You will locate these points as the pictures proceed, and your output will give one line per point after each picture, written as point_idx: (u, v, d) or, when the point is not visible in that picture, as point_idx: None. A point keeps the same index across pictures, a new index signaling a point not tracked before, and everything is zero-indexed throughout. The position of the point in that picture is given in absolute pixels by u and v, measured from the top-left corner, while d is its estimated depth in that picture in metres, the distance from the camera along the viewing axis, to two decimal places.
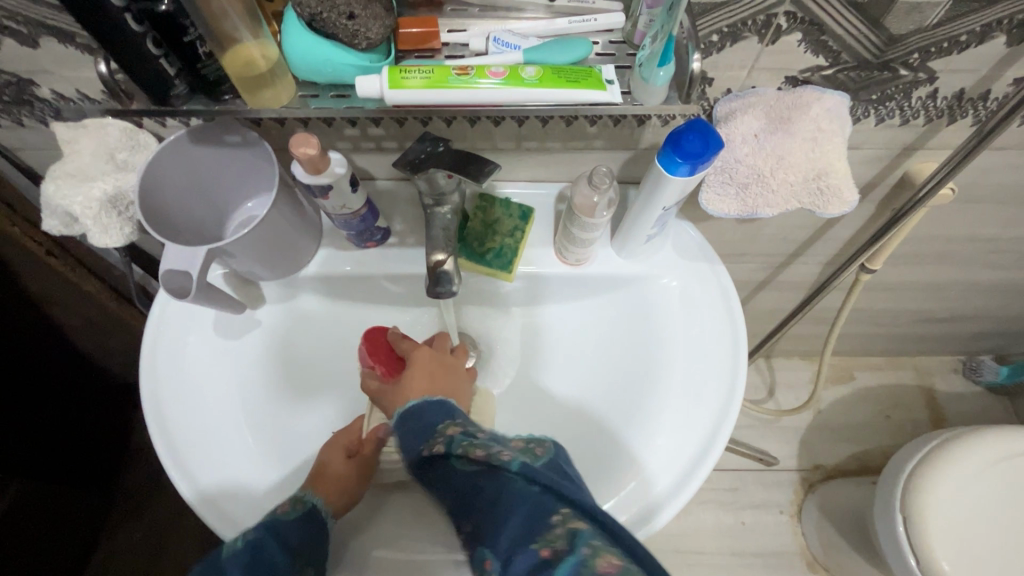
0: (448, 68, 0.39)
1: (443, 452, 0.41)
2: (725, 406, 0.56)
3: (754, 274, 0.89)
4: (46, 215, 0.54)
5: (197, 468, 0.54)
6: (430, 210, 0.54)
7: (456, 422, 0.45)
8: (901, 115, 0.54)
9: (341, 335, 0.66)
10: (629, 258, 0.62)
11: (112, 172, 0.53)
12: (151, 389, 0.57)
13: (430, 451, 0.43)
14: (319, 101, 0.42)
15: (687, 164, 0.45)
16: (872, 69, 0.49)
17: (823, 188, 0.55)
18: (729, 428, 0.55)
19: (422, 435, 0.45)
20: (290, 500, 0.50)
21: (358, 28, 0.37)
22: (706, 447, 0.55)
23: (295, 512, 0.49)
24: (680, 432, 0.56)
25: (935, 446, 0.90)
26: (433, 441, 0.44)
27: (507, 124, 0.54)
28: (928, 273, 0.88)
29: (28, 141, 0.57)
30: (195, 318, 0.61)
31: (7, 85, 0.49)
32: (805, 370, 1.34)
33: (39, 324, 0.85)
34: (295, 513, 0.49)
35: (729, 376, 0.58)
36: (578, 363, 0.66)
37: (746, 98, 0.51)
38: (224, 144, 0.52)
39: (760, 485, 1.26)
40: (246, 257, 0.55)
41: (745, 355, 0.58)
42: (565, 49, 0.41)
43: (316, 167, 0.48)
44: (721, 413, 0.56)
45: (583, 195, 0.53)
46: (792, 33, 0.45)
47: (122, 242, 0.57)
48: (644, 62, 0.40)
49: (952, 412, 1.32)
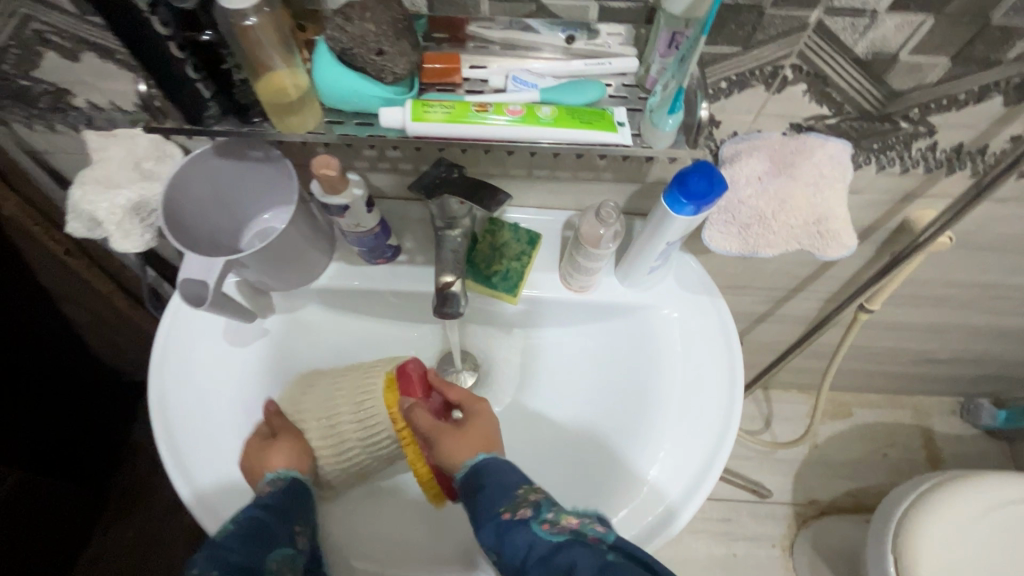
0: (468, 104, 0.41)
1: (527, 516, 0.44)
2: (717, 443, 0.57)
3: (753, 307, 0.90)
4: (72, 218, 0.55)
5: (199, 473, 0.55)
6: (441, 232, 0.55)
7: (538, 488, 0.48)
8: (902, 164, 0.56)
9: (346, 348, 0.68)
10: (631, 287, 0.64)
11: (138, 181, 0.55)
12: (159, 394, 0.58)
13: (515, 514, 0.45)
14: (342, 128, 0.43)
15: (692, 204, 0.47)
16: (874, 121, 0.51)
17: (822, 232, 0.56)
18: (719, 464, 0.56)
19: (502, 499, 0.46)
20: (272, 478, 0.51)
21: (386, 64, 0.39)
22: (696, 484, 0.56)
23: (278, 486, 0.51)
24: (672, 466, 0.57)
25: (928, 488, 0.90)
26: (516, 503, 0.46)
27: (519, 153, 0.57)
28: (927, 315, 0.89)
29: (58, 146, 0.59)
30: (207, 325, 0.62)
31: (44, 93, 0.52)
32: (803, 403, 1.34)
33: (52, 320, 0.86)
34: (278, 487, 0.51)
35: (723, 413, 0.59)
36: (577, 387, 0.67)
37: (751, 141, 0.52)
38: (247, 160, 0.55)
39: (752, 517, 1.26)
40: (260, 268, 0.56)
41: (741, 393, 0.59)
42: (580, 90, 0.43)
43: (334, 187, 0.50)
44: (713, 450, 0.57)
45: (589, 225, 0.55)
46: (798, 83, 0.47)
47: (141, 246, 0.59)
48: (655, 108, 0.42)
49: (948, 454, 1.32)
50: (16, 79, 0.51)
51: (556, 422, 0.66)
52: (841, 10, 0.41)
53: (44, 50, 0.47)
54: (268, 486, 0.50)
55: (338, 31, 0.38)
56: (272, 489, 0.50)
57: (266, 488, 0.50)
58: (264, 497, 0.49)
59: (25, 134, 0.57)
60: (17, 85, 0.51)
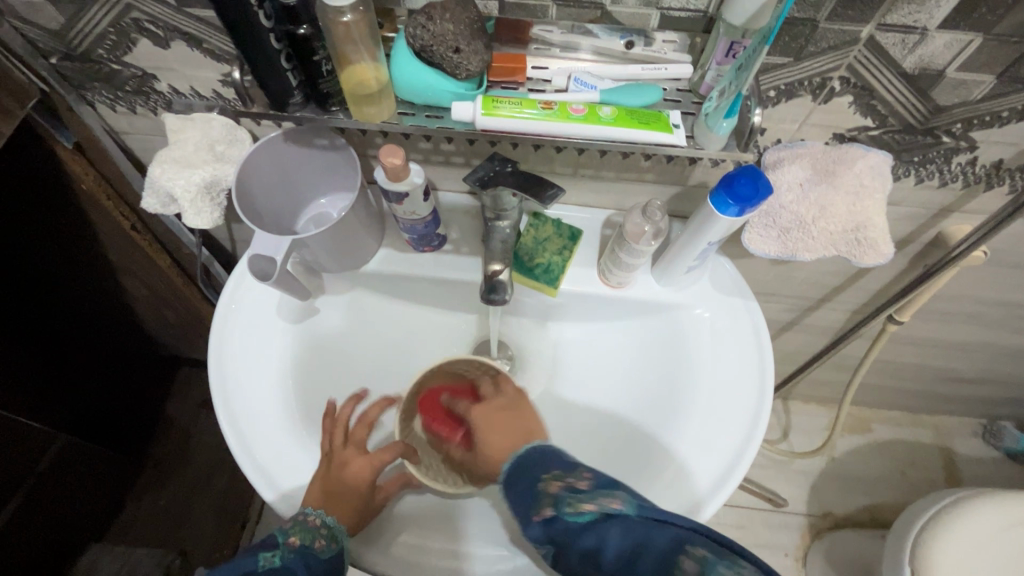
0: (534, 101, 0.44)
1: (552, 510, 0.43)
2: (740, 452, 0.59)
3: (780, 315, 0.92)
4: (148, 193, 0.59)
5: (255, 441, 0.59)
6: (491, 223, 0.58)
7: (557, 474, 0.46)
8: (940, 178, 0.57)
9: (390, 331, 0.71)
10: (666, 286, 0.66)
11: (211, 162, 0.59)
12: (218, 365, 0.62)
13: (541, 511, 0.43)
14: (414, 119, 0.46)
15: (737, 206, 0.49)
16: (916, 134, 0.53)
17: (859, 239, 0.58)
18: (740, 473, 0.58)
19: (526, 496, 0.45)
20: (325, 538, 0.51)
21: (461, 62, 0.42)
22: (715, 489, 0.57)
23: (326, 552, 0.50)
24: (693, 470, 0.59)
25: (948, 504, 0.91)
26: (538, 501, 0.44)
27: (568, 151, 0.59)
28: (954, 332, 0.90)
29: (137, 126, 0.64)
30: (263, 302, 0.66)
31: (132, 77, 0.56)
32: (822, 416, 1.35)
33: (108, 293, 0.91)
34: (327, 553, 0.50)
35: (748, 424, 0.60)
36: (608, 381, 0.69)
37: (794, 149, 0.54)
38: (313, 147, 0.59)
39: (766, 525, 1.27)
40: (320, 249, 0.60)
41: (769, 404, 0.60)
42: (637, 93, 0.46)
43: (397, 175, 0.53)
44: (735, 459, 0.58)
45: (633, 223, 0.58)
46: (844, 95, 0.49)
47: (210, 224, 0.62)
48: (710, 113, 0.45)
49: (968, 475, 1.31)
50: (109, 63, 0.55)
51: (585, 418, 0.68)
52: (892, 26, 0.43)
53: (139, 37, 0.52)
54: (320, 544, 0.50)
55: (420, 30, 0.41)
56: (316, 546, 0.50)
57: (316, 546, 0.50)
58: (312, 555, 0.49)
59: (110, 114, 0.62)
60: (109, 68, 0.56)
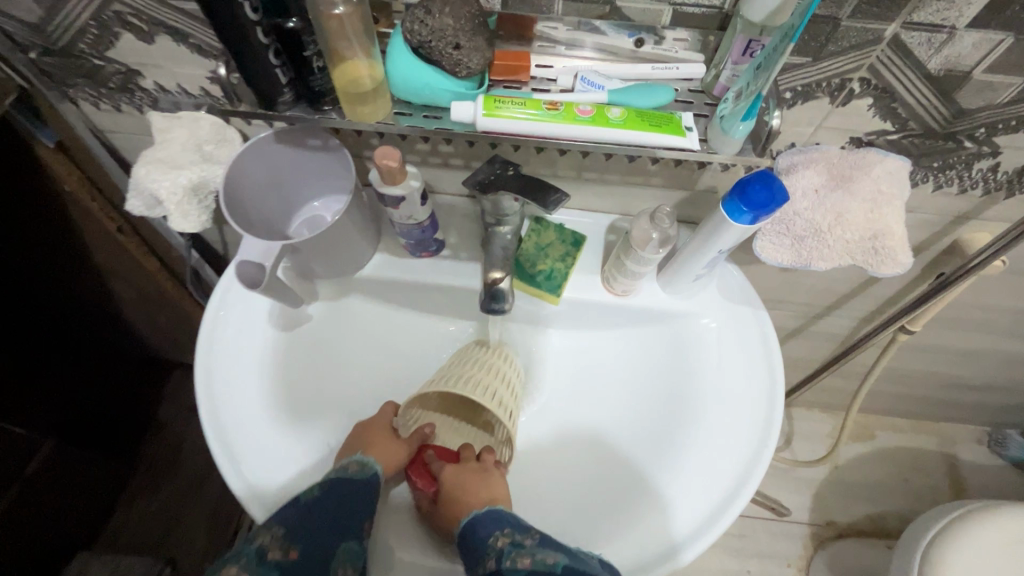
0: (538, 101, 0.42)
1: (495, 564, 0.46)
2: (733, 493, 0.55)
3: (786, 322, 0.89)
4: (132, 195, 0.57)
5: (243, 457, 0.56)
6: (491, 229, 0.56)
7: (508, 532, 0.50)
8: (960, 184, 0.55)
9: (387, 339, 0.69)
10: (674, 295, 0.64)
11: (198, 163, 0.56)
12: (205, 373, 0.59)
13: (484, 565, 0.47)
14: (411, 120, 0.44)
15: (751, 213, 0.47)
16: (937, 139, 0.50)
17: (876, 248, 0.55)
18: (731, 516, 0.55)
19: (475, 549, 0.49)
20: (359, 462, 0.54)
21: (462, 58, 0.40)
22: (704, 528, 0.54)
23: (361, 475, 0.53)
24: (685, 504, 0.56)
25: (957, 517, 0.89)
26: (485, 554, 0.48)
27: (571, 154, 0.57)
28: (964, 340, 0.87)
29: (122, 125, 0.61)
30: (254, 307, 0.63)
31: (116, 73, 0.54)
32: (825, 423, 1.32)
33: (93, 297, 0.88)
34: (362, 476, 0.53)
35: (745, 463, 0.57)
36: (610, 392, 0.67)
37: (809, 154, 0.52)
38: (306, 148, 0.56)
39: (768, 534, 1.24)
40: (313, 254, 0.58)
41: (771, 446, 0.57)
42: (647, 93, 0.43)
43: (393, 178, 0.50)
44: (728, 500, 0.55)
45: (641, 229, 0.55)
46: (864, 97, 0.47)
47: (197, 227, 0.60)
48: (726, 116, 0.42)
49: (974, 484, 1.29)
50: (91, 58, 0.52)
51: (579, 435, 0.65)
52: (918, 24, 0.41)
53: (122, 31, 0.49)
54: (355, 469, 0.53)
55: (418, 24, 0.38)
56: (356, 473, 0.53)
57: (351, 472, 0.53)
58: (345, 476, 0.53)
59: (93, 112, 0.59)
60: (90, 64, 0.53)
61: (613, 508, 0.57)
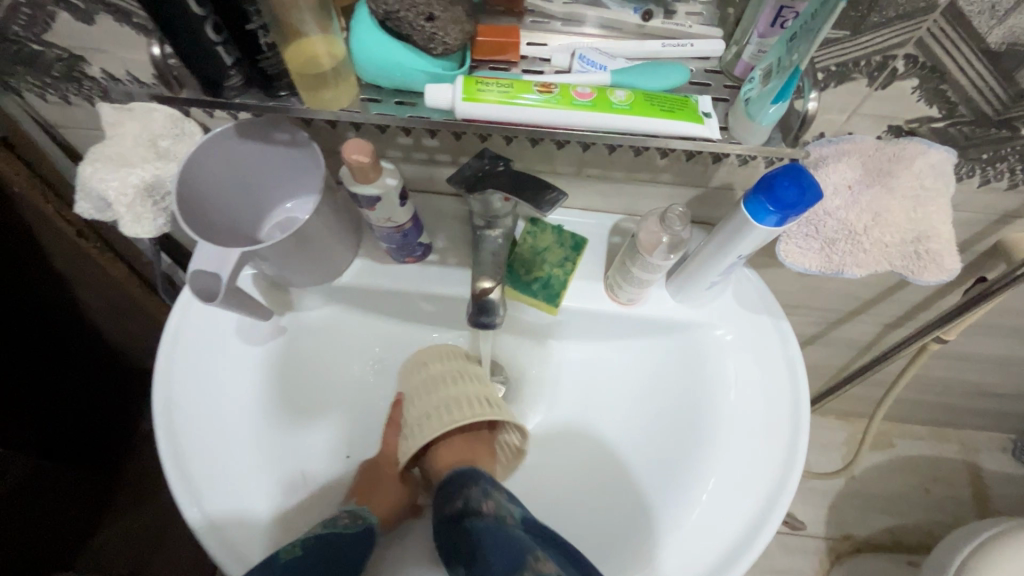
0: (529, 83, 0.35)
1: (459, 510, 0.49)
2: (755, 527, 0.49)
3: (804, 328, 0.82)
4: (80, 197, 0.51)
5: (206, 491, 0.50)
6: (480, 232, 0.50)
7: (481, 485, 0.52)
8: (1011, 178, 0.48)
9: (370, 352, 0.62)
10: (685, 303, 0.58)
11: (153, 160, 0.50)
12: (164, 394, 0.53)
13: (450, 509, 0.50)
14: (381, 107, 0.38)
15: (778, 213, 0.40)
16: (989, 126, 0.44)
17: (919, 252, 0.49)
18: (753, 553, 0.49)
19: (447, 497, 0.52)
20: (351, 514, 0.50)
21: (436, 32, 0.34)
22: (722, 567, 0.49)
23: (353, 527, 0.49)
24: (702, 538, 0.50)
25: (990, 537, 0.82)
26: (454, 499, 0.51)
27: (571, 147, 0.51)
28: (999, 347, 0.81)
29: (72, 119, 0.55)
30: (219, 319, 0.57)
31: (57, 60, 0.48)
32: (841, 431, 1.25)
33: (60, 305, 0.82)
34: (353, 529, 0.49)
35: (768, 492, 0.51)
36: (615, 408, 0.60)
37: (841, 144, 0.45)
38: (273, 142, 0.50)
39: (781, 549, 1.18)
40: (282, 262, 0.52)
41: (797, 473, 0.51)
42: (659, 74, 0.37)
43: (366, 176, 0.44)
44: (749, 534, 0.49)
45: (649, 232, 0.49)
46: (908, 78, 0.40)
47: (154, 232, 0.54)
48: (753, 98, 0.36)
49: (999, 496, 1.22)
50: (28, 43, 0.47)
51: (582, 456, 0.59)
52: None
53: (57, 10, 0.43)
54: (346, 521, 0.49)
55: None
56: (348, 523, 0.49)
57: (342, 522, 0.49)
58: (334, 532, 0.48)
59: (39, 105, 0.53)
60: (28, 50, 0.47)
61: (619, 542, 0.52)
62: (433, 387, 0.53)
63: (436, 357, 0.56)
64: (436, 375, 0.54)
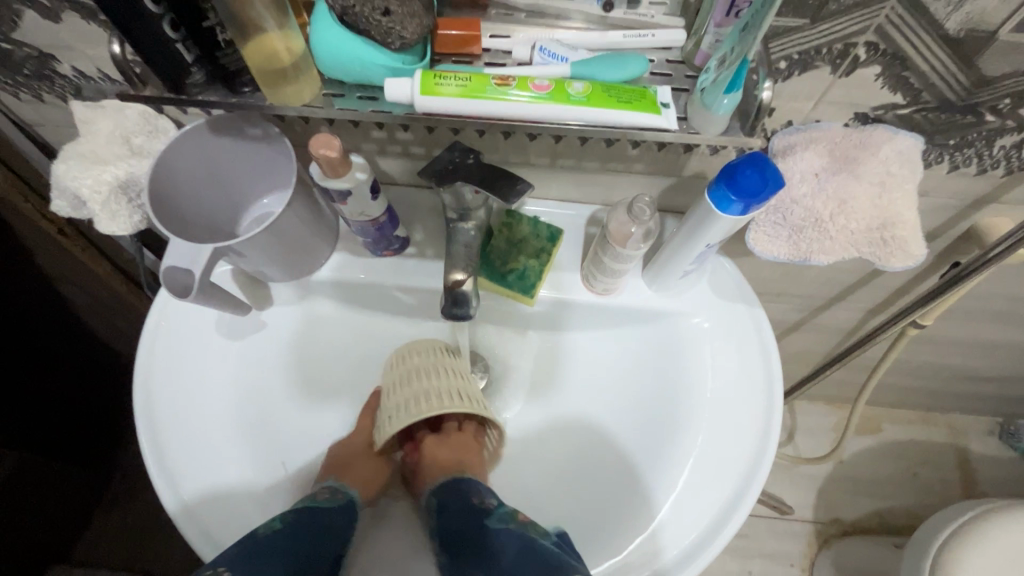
0: (487, 76, 0.36)
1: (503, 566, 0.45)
2: (728, 511, 0.50)
3: (787, 315, 0.83)
4: (55, 195, 0.51)
5: (188, 487, 0.51)
6: (453, 224, 0.50)
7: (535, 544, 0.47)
8: (979, 163, 0.49)
9: (351, 344, 0.63)
10: (660, 292, 0.58)
11: (126, 157, 0.50)
12: (145, 389, 0.54)
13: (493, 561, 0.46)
14: (344, 102, 0.39)
15: (741, 202, 0.41)
16: (954, 112, 0.44)
17: (885, 239, 0.49)
18: (726, 536, 0.50)
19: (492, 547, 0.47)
20: (330, 489, 0.51)
21: (393, 26, 0.34)
22: (695, 551, 0.49)
23: (332, 501, 0.50)
24: (676, 521, 0.51)
25: (972, 518, 0.83)
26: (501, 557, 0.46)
27: (543, 139, 0.51)
28: (979, 331, 0.81)
29: (47, 117, 0.55)
30: (199, 315, 0.58)
31: (27, 58, 0.47)
32: (830, 417, 1.26)
33: (46, 303, 0.83)
34: (333, 502, 0.50)
35: (741, 476, 0.52)
36: (594, 396, 0.61)
37: (809, 132, 0.46)
38: (245, 137, 0.50)
39: (770, 534, 1.20)
40: (258, 257, 0.52)
41: (770, 456, 0.52)
42: (618, 64, 0.37)
43: (335, 170, 0.45)
44: (722, 518, 0.50)
45: (619, 222, 0.49)
46: (871, 66, 0.40)
47: (130, 229, 0.54)
48: (707, 88, 0.36)
49: (985, 478, 1.24)
50: None
51: (561, 445, 0.60)
52: None
53: (23, 8, 0.43)
54: (325, 496, 0.50)
55: None
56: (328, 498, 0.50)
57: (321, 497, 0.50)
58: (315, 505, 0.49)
59: (13, 103, 0.53)
60: None
61: (596, 527, 0.53)
62: (419, 376, 0.53)
63: (416, 351, 0.57)
64: (419, 366, 0.54)
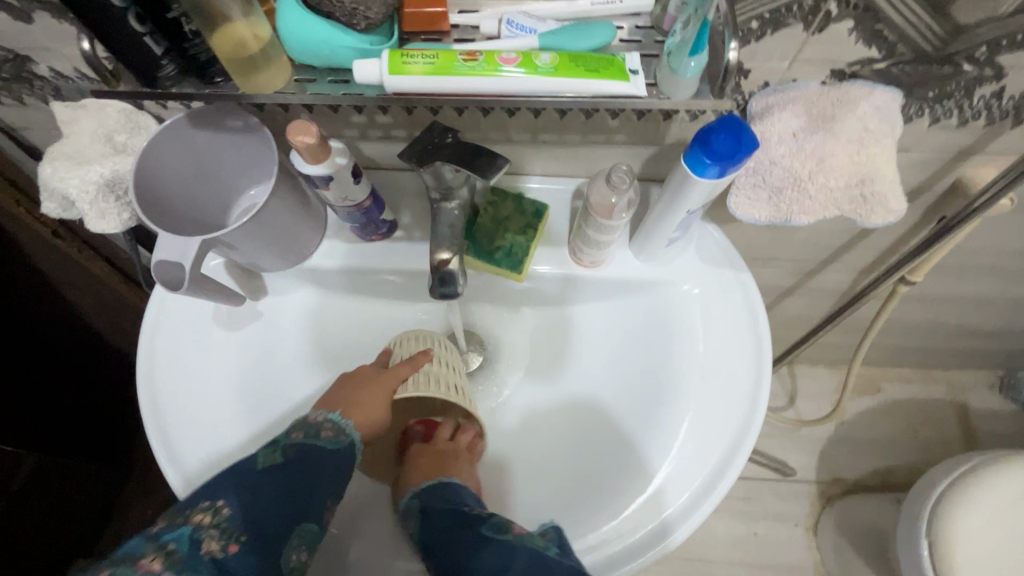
0: (454, 53, 0.36)
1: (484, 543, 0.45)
2: (720, 470, 0.52)
3: (780, 280, 0.83)
4: (44, 197, 0.52)
5: (194, 470, 0.52)
6: (437, 205, 0.50)
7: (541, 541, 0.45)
8: (960, 115, 0.48)
9: (348, 330, 0.64)
10: (647, 261, 0.59)
11: (111, 156, 0.51)
12: (148, 381, 0.56)
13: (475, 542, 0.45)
14: (316, 86, 0.40)
15: (717, 165, 0.41)
16: (931, 64, 0.44)
17: (865, 195, 0.50)
18: (719, 495, 0.51)
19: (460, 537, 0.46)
20: (335, 428, 0.50)
21: (357, 8, 0.36)
22: (689, 509, 0.51)
23: (336, 443, 0.49)
24: (672, 483, 0.52)
25: (968, 469, 0.84)
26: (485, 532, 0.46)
27: (522, 114, 0.51)
28: (972, 286, 0.81)
29: (31, 120, 0.56)
30: (197, 307, 0.59)
31: (4, 61, 0.48)
32: (830, 379, 1.27)
33: (47, 305, 0.84)
34: (336, 445, 0.49)
35: (731, 439, 0.53)
36: (588, 367, 0.62)
37: (786, 93, 0.46)
38: (225, 129, 0.50)
39: (774, 496, 1.22)
40: (249, 247, 0.52)
41: (761, 416, 0.53)
42: (584, 33, 0.37)
43: (315, 156, 0.45)
44: (715, 476, 0.51)
45: (599, 194, 0.50)
46: (843, 20, 0.40)
47: (120, 228, 0.55)
48: (673, 51, 0.36)
49: (986, 432, 1.25)
50: None
51: (555, 415, 0.61)
52: None
53: None
54: (328, 434, 0.49)
55: None
56: (330, 437, 0.49)
57: (325, 435, 0.49)
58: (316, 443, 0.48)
59: None
60: None
61: (592, 490, 0.53)
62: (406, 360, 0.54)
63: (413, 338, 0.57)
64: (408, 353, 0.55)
